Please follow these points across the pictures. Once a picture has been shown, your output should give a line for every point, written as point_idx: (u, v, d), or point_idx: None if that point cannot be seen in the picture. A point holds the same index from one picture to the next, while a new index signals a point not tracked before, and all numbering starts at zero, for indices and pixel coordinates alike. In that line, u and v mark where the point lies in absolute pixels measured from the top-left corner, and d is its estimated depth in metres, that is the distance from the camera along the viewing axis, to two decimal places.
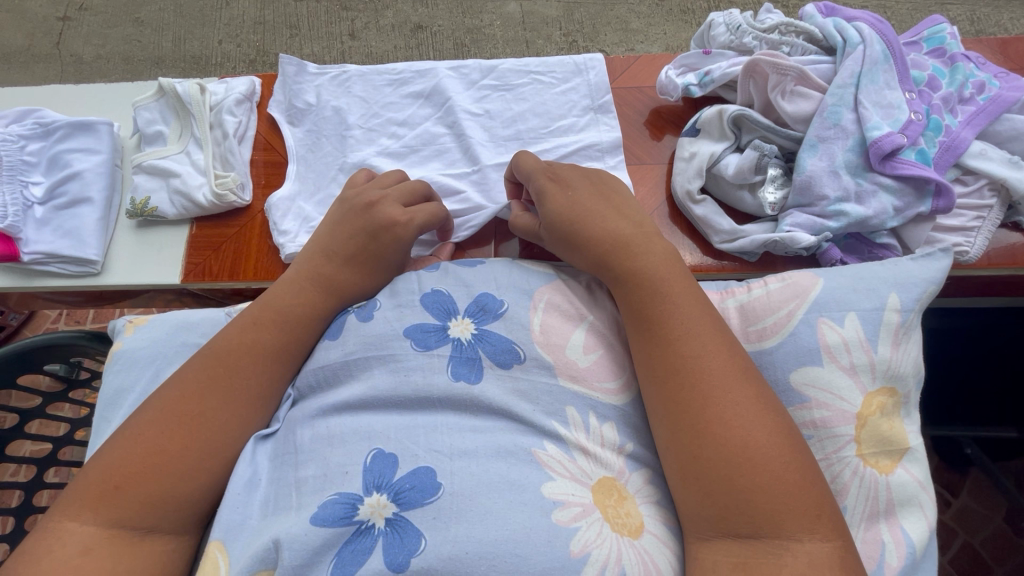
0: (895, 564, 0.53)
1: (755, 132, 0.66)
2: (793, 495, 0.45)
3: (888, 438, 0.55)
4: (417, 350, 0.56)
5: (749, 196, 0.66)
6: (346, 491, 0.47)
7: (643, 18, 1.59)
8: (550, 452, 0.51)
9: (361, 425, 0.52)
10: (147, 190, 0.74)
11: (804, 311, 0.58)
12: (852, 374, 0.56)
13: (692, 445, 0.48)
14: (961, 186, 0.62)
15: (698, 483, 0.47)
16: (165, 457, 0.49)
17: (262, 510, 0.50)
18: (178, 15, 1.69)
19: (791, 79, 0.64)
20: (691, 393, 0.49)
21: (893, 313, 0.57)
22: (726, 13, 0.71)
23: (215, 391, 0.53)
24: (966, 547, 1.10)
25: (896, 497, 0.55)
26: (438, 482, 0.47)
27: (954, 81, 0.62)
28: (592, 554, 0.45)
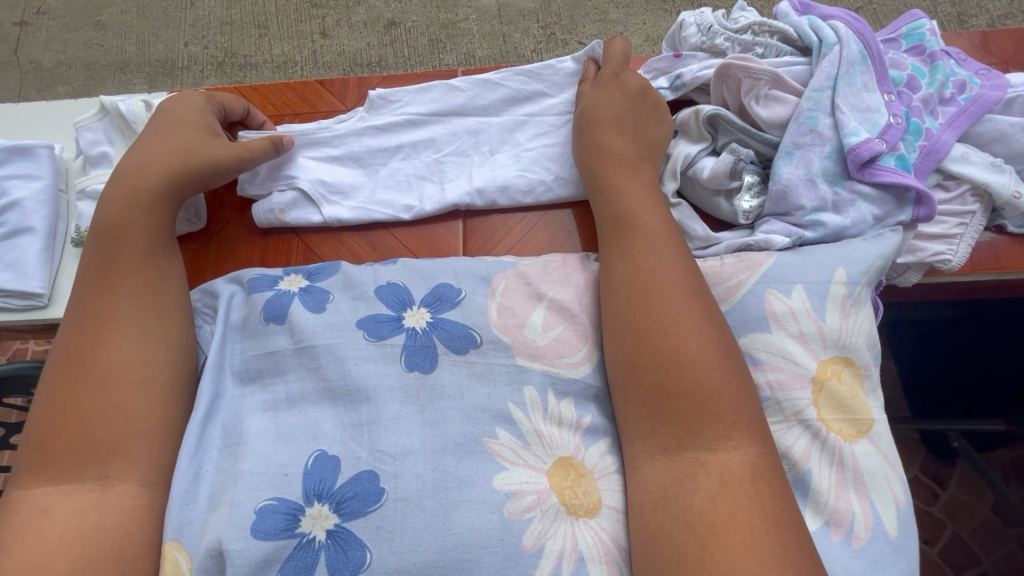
0: (863, 535, 0.50)
1: (731, 134, 0.63)
2: (714, 403, 0.49)
3: (849, 406, 0.53)
4: (371, 340, 0.57)
5: (725, 203, 0.63)
6: (287, 500, 0.48)
7: (622, 8, 1.55)
8: (501, 441, 0.52)
9: (308, 422, 0.53)
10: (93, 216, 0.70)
11: (753, 282, 0.57)
12: (803, 341, 0.54)
13: (633, 353, 0.53)
14: (944, 191, 0.59)
15: (637, 394, 0.51)
16: (82, 415, 0.51)
17: (208, 504, 0.50)
18: (141, 16, 1.62)
19: (765, 83, 0.61)
20: (638, 303, 0.54)
21: (840, 285, 0.55)
22: (696, 13, 0.68)
23: (86, 371, 0.53)
24: (955, 538, 1.10)
25: (861, 467, 0.52)
26: (379, 488, 0.49)
27: (933, 81, 0.60)
28: (546, 546, 0.48)
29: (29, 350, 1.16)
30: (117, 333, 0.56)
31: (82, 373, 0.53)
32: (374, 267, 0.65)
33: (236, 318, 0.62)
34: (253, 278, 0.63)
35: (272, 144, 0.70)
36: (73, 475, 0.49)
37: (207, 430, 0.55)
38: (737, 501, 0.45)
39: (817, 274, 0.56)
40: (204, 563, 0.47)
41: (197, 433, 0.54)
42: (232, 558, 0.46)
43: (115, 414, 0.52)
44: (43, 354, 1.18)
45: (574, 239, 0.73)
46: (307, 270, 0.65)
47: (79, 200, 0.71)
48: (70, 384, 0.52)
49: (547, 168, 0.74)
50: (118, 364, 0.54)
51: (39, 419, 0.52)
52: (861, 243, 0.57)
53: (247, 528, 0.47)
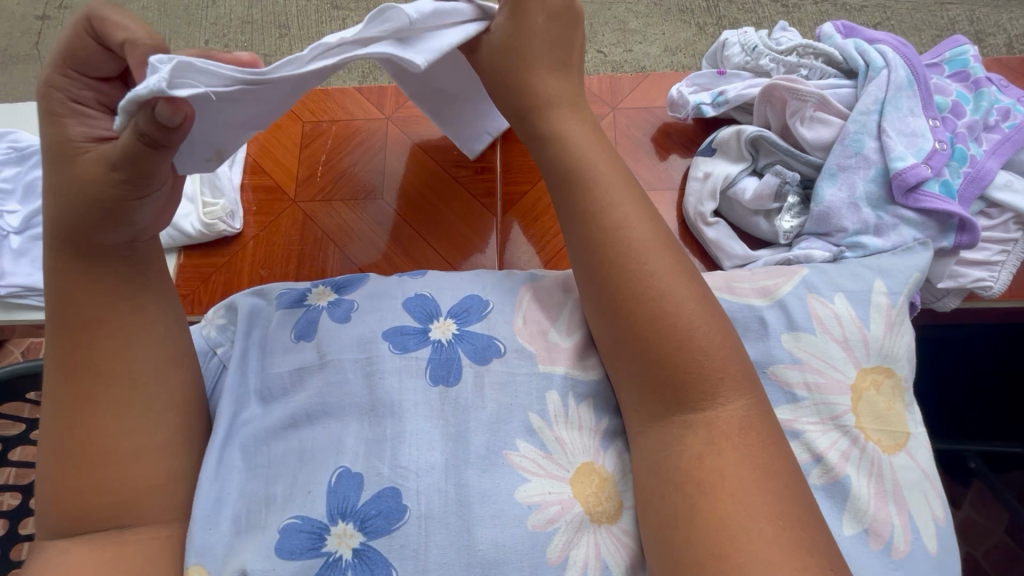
0: (902, 547, 0.49)
1: (773, 156, 0.63)
2: (701, 363, 0.48)
3: (887, 417, 0.53)
4: (395, 352, 0.57)
5: (764, 223, 0.63)
6: (312, 519, 0.49)
7: (641, 18, 1.55)
8: (522, 453, 0.52)
9: (331, 437, 0.53)
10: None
11: (789, 287, 0.56)
12: (846, 347, 0.54)
13: (617, 315, 0.51)
14: (986, 219, 0.59)
15: (624, 358, 0.51)
16: (93, 483, 0.48)
17: (234, 527, 0.50)
18: (163, 13, 1.63)
19: (811, 105, 0.61)
20: (614, 270, 0.52)
21: (881, 294, 0.55)
22: (740, 32, 0.68)
23: (87, 445, 0.49)
24: (968, 559, 1.10)
25: (900, 480, 0.51)
26: (403, 505, 0.49)
27: (978, 108, 0.60)
28: (571, 557, 0.48)
29: None
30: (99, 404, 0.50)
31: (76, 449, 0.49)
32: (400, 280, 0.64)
33: (261, 332, 0.61)
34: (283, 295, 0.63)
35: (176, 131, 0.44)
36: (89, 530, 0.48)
37: (228, 452, 0.54)
38: (728, 461, 0.45)
39: (856, 284, 0.56)
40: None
41: (217, 457, 0.53)
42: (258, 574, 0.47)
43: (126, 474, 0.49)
44: None
45: None
46: (336, 283, 0.65)
47: None
48: (72, 454, 0.48)
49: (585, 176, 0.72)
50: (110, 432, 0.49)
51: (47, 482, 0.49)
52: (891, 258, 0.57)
53: (273, 544, 0.48)
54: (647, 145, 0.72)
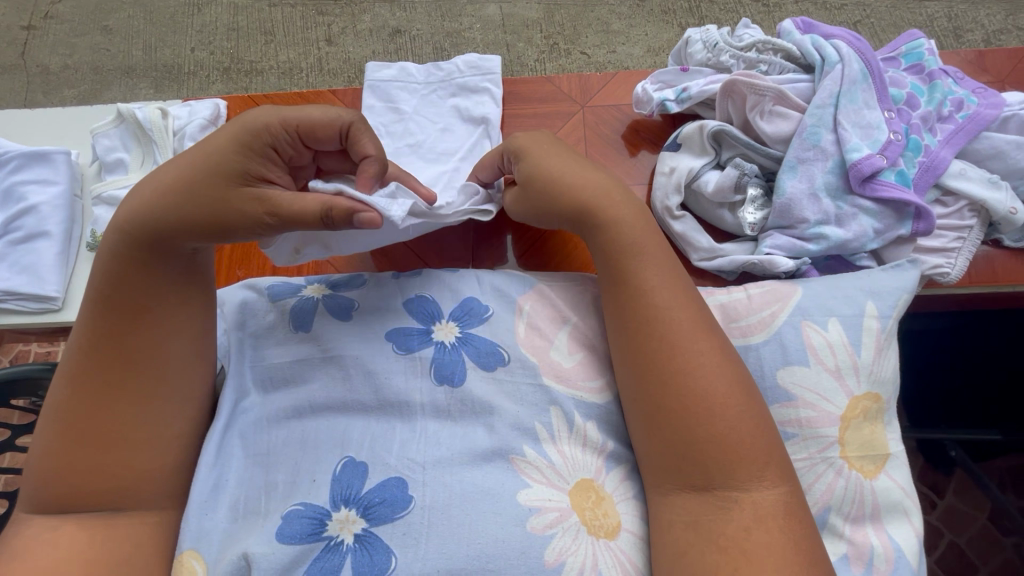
0: (883, 568, 0.51)
1: (735, 149, 0.64)
2: (747, 446, 0.49)
3: (871, 442, 0.54)
4: (399, 352, 0.58)
5: (729, 215, 0.64)
6: (313, 505, 0.50)
7: (624, 20, 1.57)
8: (528, 458, 0.53)
9: (337, 428, 0.54)
10: (110, 221, 0.72)
11: (786, 315, 0.57)
12: (838, 376, 0.55)
13: (659, 396, 0.51)
14: (941, 207, 0.61)
15: (665, 435, 0.50)
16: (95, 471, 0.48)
17: (231, 513, 0.50)
18: (149, 22, 1.64)
19: (769, 99, 0.62)
20: (658, 344, 0.52)
21: (872, 318, 0.56)
22: (703, 30, 0.70)
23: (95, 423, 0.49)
24: (952, 546, 1.11)
25: (882, 503, 0.53)
26: (408, 495, 0.50)
27: (931, 100, 0.62)
28: (566, 563, 0.48)
29: (30, 352, 1.16)
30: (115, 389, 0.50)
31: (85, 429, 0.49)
32: (398, 279, 0.64)
33: (255, 324, 0.60)
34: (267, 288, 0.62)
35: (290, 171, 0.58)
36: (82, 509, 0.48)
37: (227, 439, 0.54)
38: (767, 535, 0.46)
39: (847, 308, 0.57)
40: (230, 568, 0.48)
41: (216, 443, 0.53)
42: (260, 561, 0.47)
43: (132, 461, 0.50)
44: (46, 356, 1.18)
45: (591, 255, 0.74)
46: (331, 280, 0.64)
47: (93, 205, 0.73)
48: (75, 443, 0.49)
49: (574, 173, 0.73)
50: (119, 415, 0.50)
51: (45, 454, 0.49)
52: (885, 275, 0.58)
53: (275, 528, 0.49)
54: (617, 142, 0.74)
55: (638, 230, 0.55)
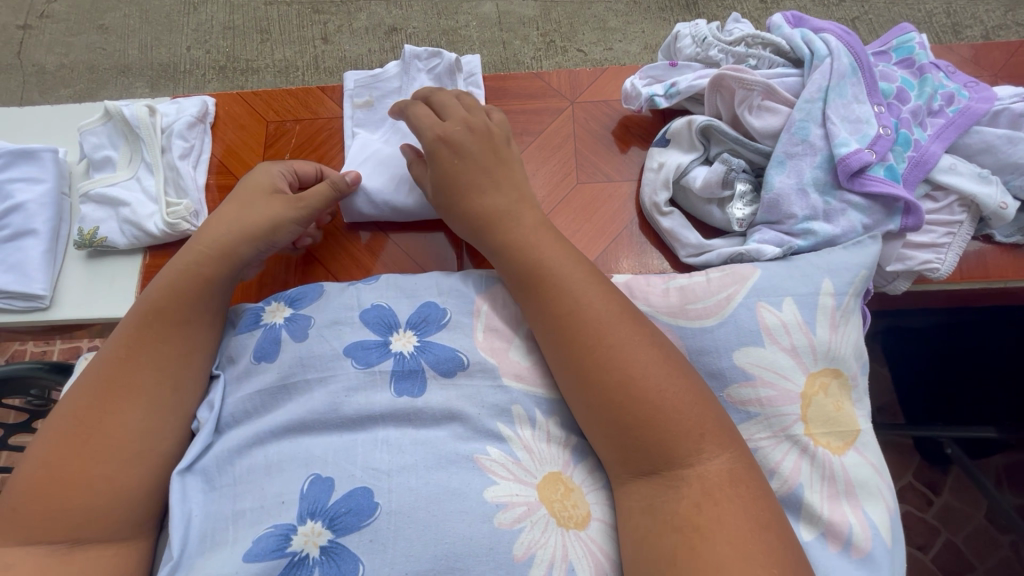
0: (864, 547, 0.50)
1: (723, 145, 0.64)
2: (677, 423, 0.48)
3: (835, 419, 0.54)
4: (359, 368, 0.57)
5: (717, 211, 0.64)
6: (280, 523, 0.48)
7: (621, 17, 1.57)
8: (492, 457, 0.53)
9: (299, 450, 0.52)
10: (97, 220, 0.72)
11: (743, 295, 0.57)
12: (794, 354, 0.54)
13: (590, 392, 0.51)
14: (931, 202, 0.60)
15: (603, 428, 0.51)
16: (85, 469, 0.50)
17: (199, 546, 0.49)
18: (145, 21, 1.64)
19: (758, 94, 0.62)
20: (574, 340, 0.53)
21: (828, 296, 0.56)
22: (692, 25, 0.69)
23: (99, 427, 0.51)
24: (949, 545, 1.11)
25: (854, 480, 0.53)
26: (373, 502, 0.48)
27: (922, 94, 0.61)
28: (536, 556, 0.48)
29: (26, 350, 1.16)
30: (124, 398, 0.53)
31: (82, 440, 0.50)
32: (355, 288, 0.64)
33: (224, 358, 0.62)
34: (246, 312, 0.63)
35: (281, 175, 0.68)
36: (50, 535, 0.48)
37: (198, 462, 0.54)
38: (726, 506, 0.45)
39: (803, 286, 0.56)
40: None
41: (177, 482, 0.52)
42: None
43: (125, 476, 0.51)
44: (41, 354, 1.18)
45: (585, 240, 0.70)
46: (288, 296, 0.64)
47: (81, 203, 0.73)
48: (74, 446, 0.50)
49: (563, 168, 0.73)
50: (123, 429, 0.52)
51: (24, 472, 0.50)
52: (845, 253, 0.57)
53: (242, 550, 0.47)
54: (607, 138, 0.73)
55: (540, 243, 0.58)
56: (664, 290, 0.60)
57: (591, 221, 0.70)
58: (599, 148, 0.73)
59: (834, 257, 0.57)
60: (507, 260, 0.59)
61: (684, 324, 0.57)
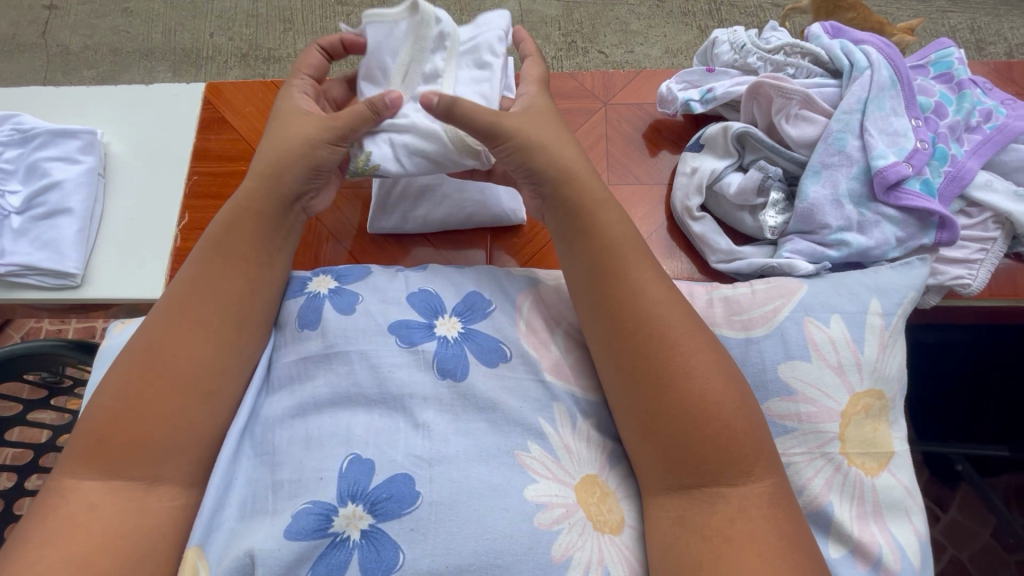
0: (890, 567, 0.51)
1: (758, 152, 0.64)
2: (733, 446, 0.48)
3: (872, 440, 0.54)
4: (403, 346, 0.57)
5: (749, 218, 0.64)
6: (320, 501, 0.49)
7: (643, 20, 1.57)
8: (533, 454, 0.53)
9: (340, 427, 0.53)
10: (370, 145, 0.63)
11: (789, 310, 0.57)
12: (840, 373, 0.54)
13: (654, 402, 0.50)
14: (966, 217, 0.60)
15: (655, 439, 0.50)
16: (148, 418, 0.50)
17: (239, 512, 0.51)
18: (169, 5, 1.65)
19: (796, 103, 0.62)
20: (653, 350, 0.51)
21: (875, 316, 0.56)
22: (729, 31, 0.69)
23: (166, 378, 0.52)
24: (955, 561, 1.11)
25: (882, 500, 0.53)
26: (415, 491, 0.49)
27: (960, 109, 0.61)
28: (574, 558, 0.48)
29: (43, 328, 1.16)
30: (190, 343, 0.53)
31: (155, 379, 0.52)
32: (404, 275, 0.64)
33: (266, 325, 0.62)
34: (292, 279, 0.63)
35: (369, 107, 0.61)
36: (128, 472, 0.49)
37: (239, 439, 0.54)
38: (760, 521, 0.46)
39: (849, 304, 0.56)
40: (233, 565, 0.47)
41: (230, 444, 0.53)
42: (263, 555, 0.46)
43: (201, 413, 0.52)
44: (57, 333, 1.19)
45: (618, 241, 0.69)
46: (335, 271, 0.65)
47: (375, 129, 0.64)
48: (141, 389, 0.51)
49: (595, 169, 0.73)
50: (189, 373, 0.53)
51: (93, 419, 0.51)
52: (892, 272, 0.57)
53: (283, 525, 0.48)
54: (638, 141, 0.74)
55: (639, 256, 0.55)
56: (710, 299, 0.59)
57: None
58: (631, 151, 0.73)
59: (882, 277, 0.57)
60: (585, 251, 0.57)
61: (727, 333, 0.57)
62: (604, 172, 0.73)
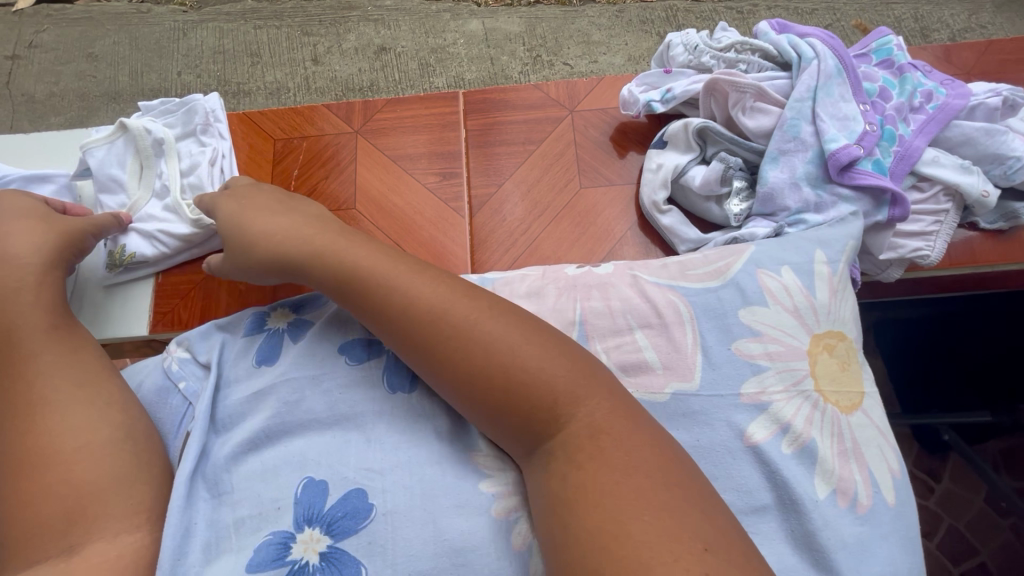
0: (866, 502, 0.51)
1: (720, 145, 0.67)
2: (590, 429, 0.46)
3: (842, 378, 0.55)
4: (352, 364, 0.59)
5: (716, 207, 0.67)
6: (279, 530, 0.49)
7: (604, 30, 1.61)
8: (484, 453, 0.54)
9: (293, 452, 0.54)
10: (125, 238, 0.73)
11: (740, 265, 0.60)
12: (797, 315, 0.57)
13: (508, 407, 0.48)
14: (919, 192, 0.63)
15: (537, 448, 0.48)
16: (39, 497, 0.49)
17: (204, 555, 0.49)
18: (134, 48, 1.65)
19: (750, 96, 0.65)
20: (475, 353, 0.50)
21: (822, 264, 0.59)
22: (682, 34, 0.72)
23: (41, 459, 0.51)
24: (952, 530, 1.13)
25: (860, 438, 0.54)
26: (369, 504, 0.50)
27: (903, 91, 0.65)
28: (535, 548, 0.49)
29: None
30: (55, 412, 0.54)
31: (38, 458, 0.51)
32: None
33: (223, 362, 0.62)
34: (247, 317, 0.65)
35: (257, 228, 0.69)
36: (38, 555, 0.47)
37: (193, 482, 0.53)
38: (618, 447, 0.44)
39: (798, 257, 0.59)
40: None
41: (183, 487, 0.51)
42: None
43: (96, 476, 0.51)
44: None
45: (593, 245, 0.71)
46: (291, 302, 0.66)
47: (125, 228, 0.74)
48: (23, 471, 0.51)
49: (563, 175, 0.75)
50: (63, 438, 0.52)
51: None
52: (831, 229, 0.60)
53: (246, 559, 0.48)
54: (605, 144, 0.76)
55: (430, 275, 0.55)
56: (662, 264, 0.62)
57: (596, 221, 0.72)
58: (597, 155, 0.76)
59: (822, 230, 0.60)
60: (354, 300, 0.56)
61: (687, 285, 0.61)
62: (574, 177, 0.75)
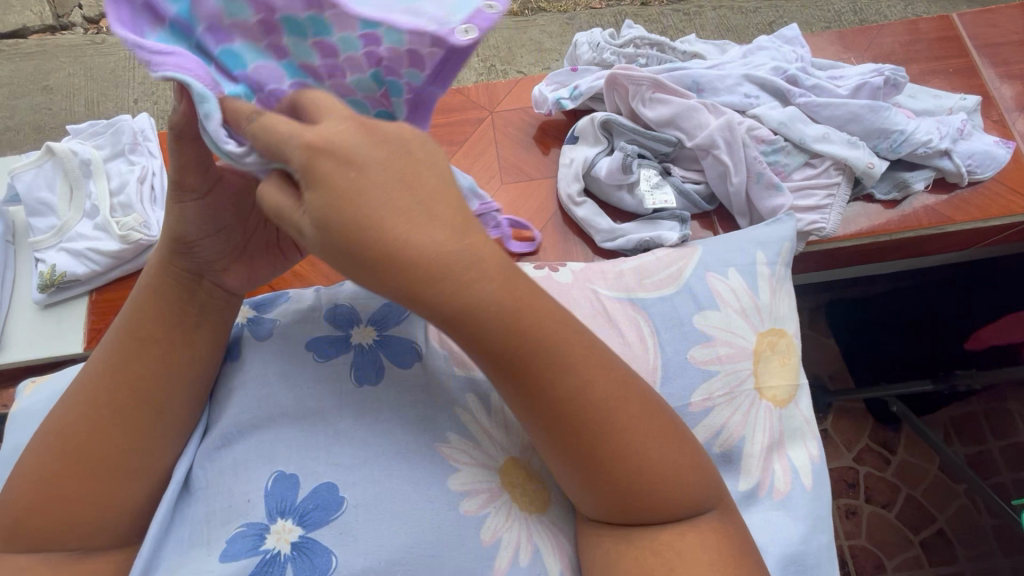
0: (782, 487, 0.59)
1: (624, 136, 0.72)
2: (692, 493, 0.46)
3: (781, 374, 0.61)
4: (319, 360, 0.59)
5: (627, 196, 0.71)
6: (253, 522, 0.50)
7: (556, 38, 1.66)
8: (453, 445, 0.55)
9: (263, 446, 0.54)
10: (53, 260, 0.75)
11: (692, 268, 0.64)
12: (743, 314, 0.62)
13: (631, 482, 0.45)
14: (811, 168, 0.71)
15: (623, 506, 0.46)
16: (75, 494, 0.50)
17: (174, 551, 0.51)
18: (90, 78, 1.66)
19: (647, 87, 0.71)
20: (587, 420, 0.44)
21: (762, 265, 0.64)
22: (587, 34, 0.79)
23: (83, 456, 0.51)
24: (910, 500, 1.11)
25: (785, 431, 0.61)
26: (339, 497, 0.51)
27: None
28: (502, 539, 0.52)
29: None
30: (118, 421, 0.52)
31: (78, 454, 0.51)
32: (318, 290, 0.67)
33: None
34: None
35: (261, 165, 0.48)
36: (55, 544, 0.50)
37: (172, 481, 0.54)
38: (648, 445, 0.45)
39: (739, 257, 0.65)
40: None
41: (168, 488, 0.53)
42: None
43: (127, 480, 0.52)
44: None
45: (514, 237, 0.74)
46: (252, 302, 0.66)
47: (55, 252, 0.76)
48: (64, 460, 0.51)
49: (493, 173, 0.78)
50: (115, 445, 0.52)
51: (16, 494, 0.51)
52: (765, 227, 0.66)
53: (218, 551, 0.49)
54: (528, 141, 0.79)
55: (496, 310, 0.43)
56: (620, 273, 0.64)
57: (522, 215, 0.75)
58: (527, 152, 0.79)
59: (761, 232, 0.66)
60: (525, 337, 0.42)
61: (643, 295, 0.62)
62: (502, 173, 0.78)
